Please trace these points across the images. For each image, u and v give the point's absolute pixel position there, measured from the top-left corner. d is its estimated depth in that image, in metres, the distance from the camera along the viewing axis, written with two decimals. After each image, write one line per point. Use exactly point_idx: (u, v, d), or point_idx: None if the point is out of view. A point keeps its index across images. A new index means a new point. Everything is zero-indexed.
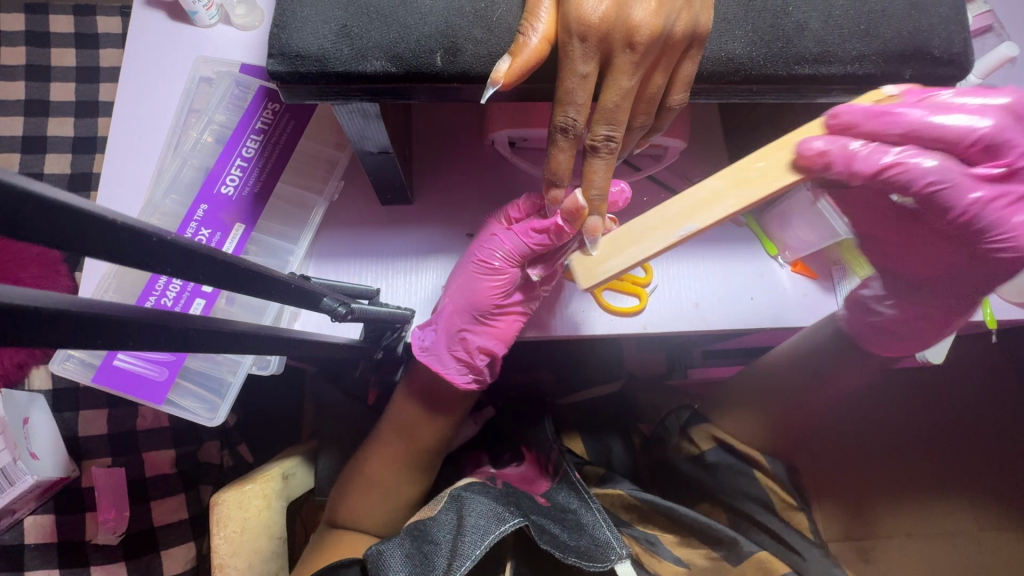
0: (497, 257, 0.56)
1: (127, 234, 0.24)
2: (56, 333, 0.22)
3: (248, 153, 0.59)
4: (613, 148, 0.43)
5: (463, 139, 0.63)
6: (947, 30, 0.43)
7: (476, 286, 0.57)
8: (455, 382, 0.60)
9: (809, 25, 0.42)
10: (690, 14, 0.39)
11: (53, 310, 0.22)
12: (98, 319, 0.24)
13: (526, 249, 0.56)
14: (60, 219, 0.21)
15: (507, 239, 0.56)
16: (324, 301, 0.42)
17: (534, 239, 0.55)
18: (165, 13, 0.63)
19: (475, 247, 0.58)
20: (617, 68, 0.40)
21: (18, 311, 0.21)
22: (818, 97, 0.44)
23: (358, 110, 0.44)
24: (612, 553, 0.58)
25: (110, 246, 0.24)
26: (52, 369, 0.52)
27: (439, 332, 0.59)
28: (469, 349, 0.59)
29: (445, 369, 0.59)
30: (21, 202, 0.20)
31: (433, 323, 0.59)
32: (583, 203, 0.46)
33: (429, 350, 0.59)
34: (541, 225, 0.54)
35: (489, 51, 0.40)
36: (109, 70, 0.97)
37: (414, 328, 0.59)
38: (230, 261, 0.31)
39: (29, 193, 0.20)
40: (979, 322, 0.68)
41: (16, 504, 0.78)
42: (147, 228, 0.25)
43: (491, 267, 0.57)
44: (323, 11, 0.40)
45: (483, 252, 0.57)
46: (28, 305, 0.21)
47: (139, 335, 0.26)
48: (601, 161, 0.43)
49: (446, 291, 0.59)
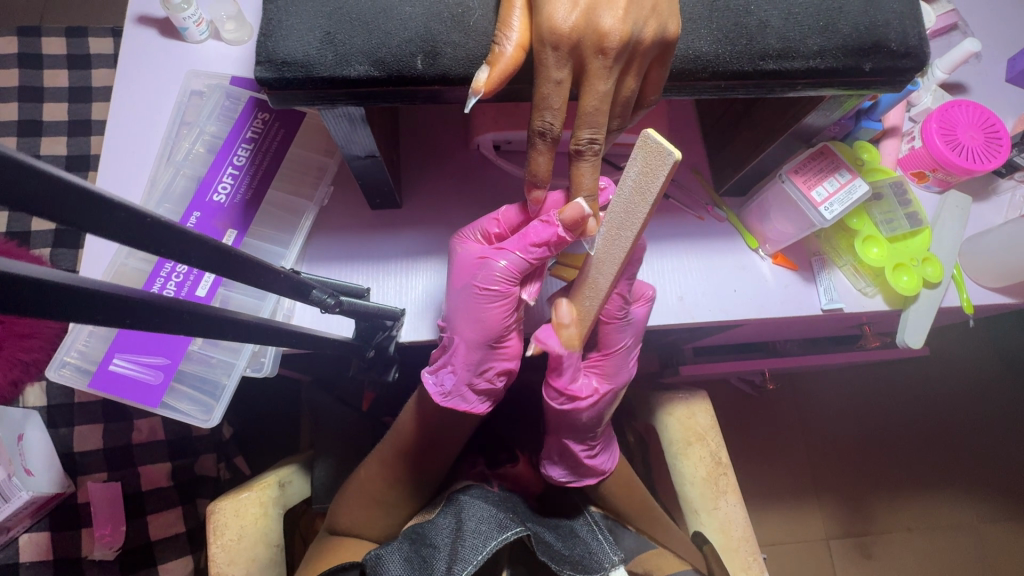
0: (497, 280, 0.54)
1: (124, 215, 0.27)
2: (66, 302, 0.25)
3: (239, 161, 0.61)
4: (597, 151, 0.45)
5: (449, 143, 0.65)
6: (903, 24, 0.45)
7: (481, 314, 0.55)
8: (481, 411, 0.59)
9: (770, 23, 0.44)
10: (657, 22, 0.41)
11: (52, 282, 0.24)
12: (103, 296, 0.27)
13: (527, 264, 0.54)
14: (67, 197, 0.24)
15: (502, 259, 0.54)
16: (314, 293, 0.44)
17: (535, 252, 0.53)
18: (156, 31, 0.65)
19: (469, 277, 0.55)
20: (592, 74, 0.41)
21: (19, 282, 0.23)
22: (784, 92, 0.46)
23: (344, 114, 0.46)
24: (605, 559, 0.63)
25: (111, 223, 0.26)
26: (48, 376, 0.53)
27: (457, 371, 0.57)
28: (489, 377, 0.58)
29: (470, 405, 0.58)
30: (31, 178, 0.23)
31: (444, 365, 0.58)
32: (588, 211, 0.47)
33: (450, 392, 0.58)
34: (539, 238, 0.52)
35: (468, 54, 0.42)
36: (102, 90, 0.98)
37: (428, 375, 0.58)
38: (222, 249, 0.33)
39: (42, 172, 0.23)
40: (957, 308, 0.70)
41: (11, 521, 0.78)
42: (144, 211, 0.28)
43: (493, 291, 0.55)
44: (307, 21, 0.41)
45: (480, 279, 0.54)
46: (31, 277, 0.23)
47: (142, 315, 0.29)
48: (588, 163, 0.45)
49: (452, 327, 0.57)
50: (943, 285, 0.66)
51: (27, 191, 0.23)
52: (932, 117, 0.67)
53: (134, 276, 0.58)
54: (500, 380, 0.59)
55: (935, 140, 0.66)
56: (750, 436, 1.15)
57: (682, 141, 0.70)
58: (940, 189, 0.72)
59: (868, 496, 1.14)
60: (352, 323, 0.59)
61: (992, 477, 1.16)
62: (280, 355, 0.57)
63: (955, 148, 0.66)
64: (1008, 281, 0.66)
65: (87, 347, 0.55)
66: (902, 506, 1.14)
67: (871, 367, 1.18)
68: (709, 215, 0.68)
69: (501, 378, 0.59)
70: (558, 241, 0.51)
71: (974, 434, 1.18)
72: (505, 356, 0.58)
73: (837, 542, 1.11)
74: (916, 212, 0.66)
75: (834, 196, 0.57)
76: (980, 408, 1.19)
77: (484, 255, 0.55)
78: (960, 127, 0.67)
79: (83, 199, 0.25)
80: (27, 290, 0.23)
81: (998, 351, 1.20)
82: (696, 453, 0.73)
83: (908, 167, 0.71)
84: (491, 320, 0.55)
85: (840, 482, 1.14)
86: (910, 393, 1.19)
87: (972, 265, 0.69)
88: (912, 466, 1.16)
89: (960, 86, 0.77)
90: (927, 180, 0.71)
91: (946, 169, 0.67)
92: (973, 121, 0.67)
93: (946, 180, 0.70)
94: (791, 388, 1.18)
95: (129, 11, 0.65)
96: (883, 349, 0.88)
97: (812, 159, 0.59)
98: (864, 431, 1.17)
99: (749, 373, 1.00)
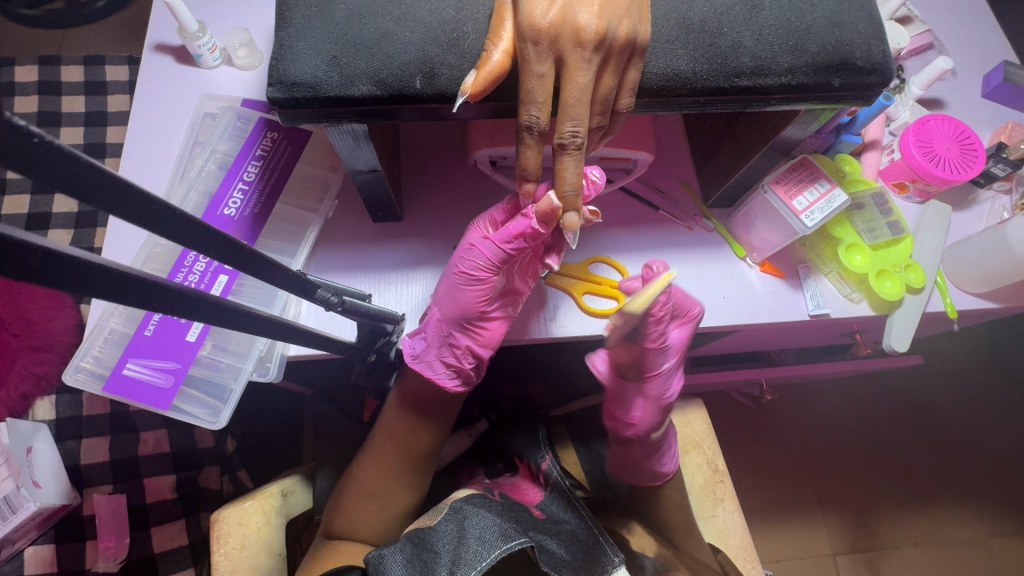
0: (477, 265, 0.57)
1: (160, 209, 0.30)
2: (96, 280, 0.28)
3: (249, 178, 0.64)
4: (580, 144, 0.46)
5: (448, 159, 0.69)
6: (867, 44, 0.48)
7: (458, 293, 0.58)
8: (445, 387, 0.62)
9: (743, 43, 0.47)
10: (630, 22, 0.44)
11: (83, 261, 0.27)
12: (132, 279, 0.29)
13: (505, 254, 0.56)
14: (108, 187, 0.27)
15: (485, 247, 0.56)
16: (319, 292, 0.46)
17: (510, 245, 0.56)
18: (173, 58, 0.69)
19: (456, 257, 0.58)
20: (572, 66, 0.44)
21: (58, 258, 0.26)
22: (760, 105, 0.50)
23: (349, 131, 0.49)
24: (608, 559, 0.61)
25: (145, 213, 0.29)
26: (65, 380, 0.55)
27: (430, 340, 0.61)
28: (458, 356, 0.61)
29: (435, 375, 0.62)
30: (85, 169, 0.26)
31: (422, 332, 0.61)
32: (558, 203, 0.49)
33: (419, 356, 0.61)
34: (516, 232, 0.54)
35: (461, 74, 0.45)
36: (117, 114, 1.03)
37: (404, 338, 0.61)
38: (240, 245, 0.36)
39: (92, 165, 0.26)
40: (942, 313, 0.72)
41: (17, 533, 0.79)
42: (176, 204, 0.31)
43: (473, 275, 0.58)
44: (314, 45, 0.45)
45: (463, 262, 0.57)
46: (69, 255, 0.26)
47: (162, 297, 0.32)
48: (571, 158, 0.46)
49: (434, 302, 0.61)
50: (926, 290, 0.68)
51: (80, 179, 0.26)
52: (909, 131, 0.70)
53: None
54: (468, 362, 0.62)
55: (913, 152, 0.69)
56: (751, 448, 1.16)
57: (671, 155, 0.74)
58: (921, 199, 0.74)
59: (872, 508, 1.14)
60: (355, 327, 0.62)
61: (995, 488, 1.16)
62: (285, 359, 0.58)
63: (932, 160, 0.69)
64: (990, 287, 0.69)
65: (102, 353, 0.57)
66: (906, 519, 1.13)
67: (867, 378, 1.20)
68: (698, 225, 0.71)
69: (470, 359, 0.62)
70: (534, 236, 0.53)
71: (974, 444, 1.18)
72: (476, 340, 0.61)
73: (843, 558, 1.10)
74: (898, 220, 0.69)
75: (815, 205, 0.60)
76: (979, 417, 1.19)
77: (475, 239, 0.58)
78: (936, 140, 0.70)
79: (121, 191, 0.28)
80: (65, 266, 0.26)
81: (995, 360, 1.21)
82: (693, 460, 0.74)
83: (889, 179, 0.74)
84: (466, 301, 0.58)
85: (843, 494, 1.14)
86: (909, 402, 1.20)
87: (953, 270, 0.71)
88: (915, 477, 1.16)
89: (937, 102, 0.81)
90: (908, 191, 0.74)
91: (925, 179, 0.70)
92: (948, 134, 0.70)
93: (925, 190, 0.72)
94: (790, 399, 1.19)
95: (147, 39, 0.69)
96: (877, 357, 0.89)
97: (793, 170, 0.62)
98: (865, 441, 1.17)
99: (746, 383, 1.01)
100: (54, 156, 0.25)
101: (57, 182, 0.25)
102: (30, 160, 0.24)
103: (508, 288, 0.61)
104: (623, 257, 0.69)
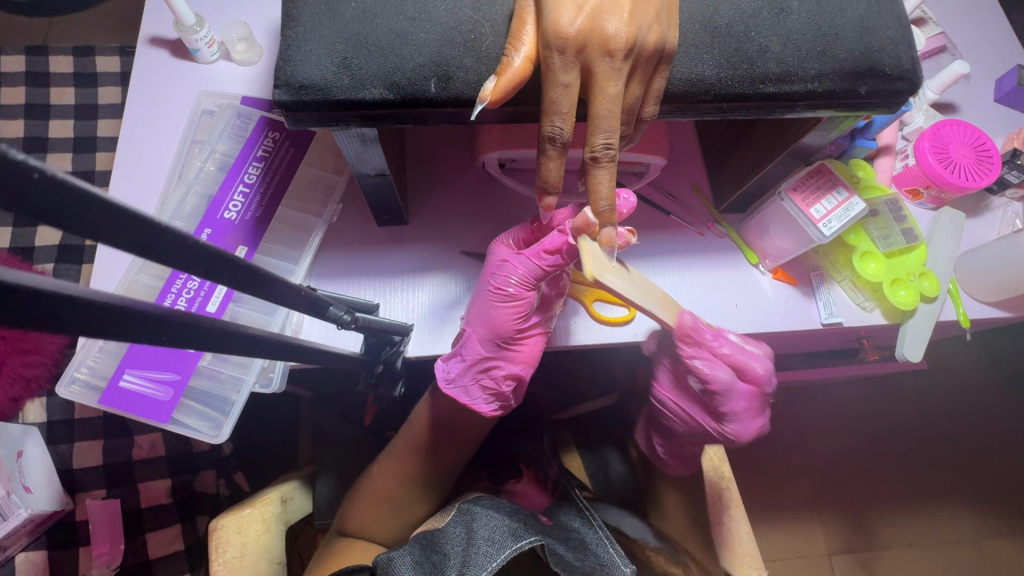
0: (513, 283, 0.56)
1: (169, 237, 0.28)
2: (91, 317, 0.26)
3: (250, 179, 0.62)
4: (613, 157, 0.44)
5: (455, 161, 0.67)
6: (896, 50, 0.47)
7: (494, 313, 0.57)
8: (482, 411, 0.61)
9: (770, 49, 0.46)
10: (659, 29, 0.43)
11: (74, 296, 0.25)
12: (131, 312, 0.28)
13: (542, 271, 0.56)
14: (111, 220, 0.26)
15: (521, 264, 0.56)
16: (331, 310, 0.44)
17: (547, 261, 0.55)
18: (169, 52, 0.66)
19: (488, 275, 0.58)
20: (600, 76, 0.42)
21: (49, 298, 0.24)
22: (785, 113, 0.48)
23: (358, 134, 0.47)
24: (617, 570, 0.57)
25: (150, 243, 0.28)
26: (59, 392, 0.53)
27: (466, 363, 0.59)
28: (496, 379, 0.60)
29: (472, 400, 0.60)
30: (88, 205, 0.24)
31: (457, 354, 0.60)
32: (593, 218, 0.49)
33: (455, 380, 0.60)
34: (553, 246, 0.54)
35: (478, 77, 0.43)
36: (109, 107, 1.00)
37: (439, 362, 0.60)
38: (251, 268, 0.34)
39: (94, 199, 0.24)
40: (953, 322, 0.71)
41: (8, 540, 0.77)
42: (186, 235, 0.29)
43: (507, 293, 0.57)
44: (324, 45, 0.43)
45: (497, 280, 0.57)
46: (61, 293, 0.25)
47: (165, 328, 0.30)
48: (604, 171, 0.45)
49: (467, 323, 0.59)
50: (939, 300, 0.67)
51: (81, 214, 0.24)
52: (925, 136, 0.69)
53: (143, 293, 0.59)
54: (506, 385, 0.60)
55: (929, 158, 0.68)
56: (751, 450, 1.16)
57: (683, 159, 0.72)
58: (934, 206, 0.73)
59: (869, 509, 1.14)
60: (359, 339, 0.60)
61: (992, 491, 1.16)
62: (288, 371, 0.57)
63: (949, 167, 0.68)
64: (1003, 296, 0.68)
65: (97, 363, 0.55)
66: (904, 521, 1.14)
67: (867, 380, 1.20)
68: (709, 231, 0.69)
69: (508, 382, 0.60)
70: (570, 250, 0.53)
71: (972, 447, 1.18)
72: (513, 360, 0.60)
73: (839, 558, 1.11)
74: (911, 227, 0.68)
75: (832, 213, 0.58)
76: (977, 421, 1.20)
77: (505, 255, 0.58)
78: (952, 146, 0.69)
79: (124, 224, 0.26)
80: (59, 304, 0.25)
81: (994, 363, 1.22)
82: None
83: (902, 185, 0.73)
84: (502, 320, 0.57)
85: (841, 495, 1.15)
86: (909, 406, 1.19)
87: (967, 279, 0.71)
88: (913, 479, 1.16)
89: (951, 106, 0.79)
90: (922, 198, 0.73)
91: (940, 186, 0.69)
92: (965, 140, 0.69)
93: (939, 197, 0.71)
94: (791, 401, 1.18)
95: (141, 32, 0.66)
96: (881, 363, 0.89)
97: (810, 177, 0.60)
98: (864, 444, 1.17)
99: (749, 387, 1.01)
100: (53, 193, 0.23)
101: (55, 218, 0.24)
102: (29, 198, 0.23)
103: (541, 304, 0.60)
104: (636, 265, 0.67)
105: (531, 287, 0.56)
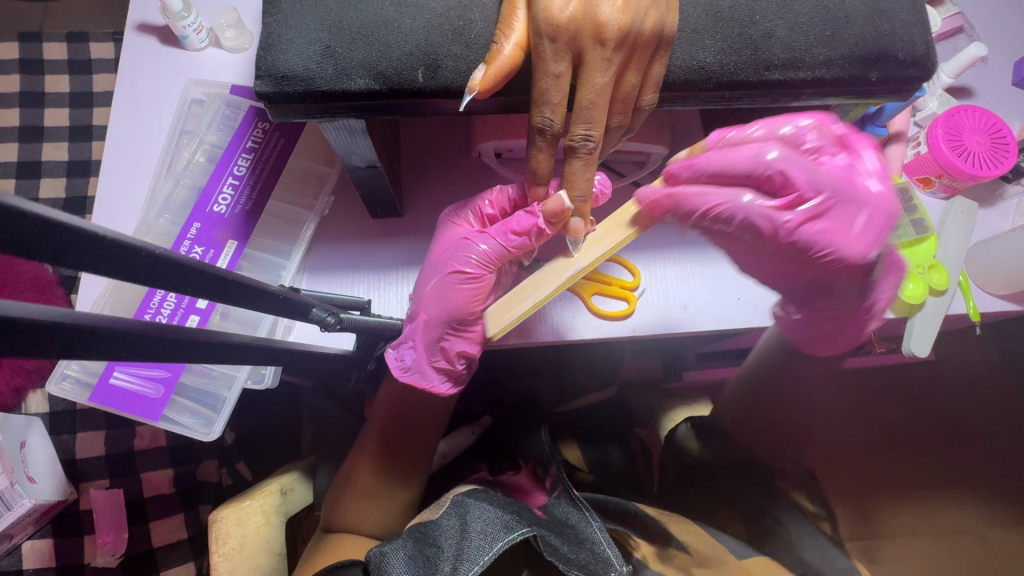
0: (473, 263, 0.54)
1: (124, 250, 0.26)
2: (59, 341, 0.25)
3: (239, 172, 0.61)
4: (592, 148, 0.44)
5: (451, 150, 0.65)
6: (910, 34, 0.45)
7: (453, 294, 0.54)
8: (440, 393, 0.58)
9: (776, 33, 0.43)
10: (657, 14, 0.41)
11: (39, 321, 0.24)
12: (88, 332, 0.26)
13: (503, 250, 0.54)
14: (57, 236, 0.24)
15: (483, 241, 0.54)
16: (313, 311, 0.44)
17: (513, 241, 0.53)
18: (157, 39, 0.65)
19: (448, 254, 0.55)
20: (590, 65, 0.41)
21: (13, 323, 0.23)
22: (790, 102, 0.46)
23: (345, 126, 0.45)
24: (612, 568, 0.57)
25: (108, 259, 0.26)
26: (50, 388, 0.53)
27: (418, 347, 0.56)
28: (450, 359, 0.56)
29: (428, 383, 0.57)
30: (17, 221, 0.22)
31: (407, 341, 0.57)
32: (569, 206, 0.47)
33: (410, 368, 0.56)
34: (520, 226, 0.52)
35: (467, 66, 0.41)
36: (103, 95, 0.98)
37: (389, 349, 0.57)
38: (219, 275, 0.32)
39: (25, 212, 0.22)
40: (964, 315, 0.69)
41: (14, 529, 0.77)
42: (139, 245, 0.27)
43: (465, 272, 0.54)
44: (307, 33, 0.41)
45: (457, 259, 0.54)
46: (23, 318, 0.23)
47: (137, 346, 0.28)
48: (581, 161, 0.45)
49: (419, 306, 0.56)
50: (949, 293, 0.65)
51: (18, 235, 0.22)
52: (938, 123, 0.66)
53: (134, 289, 0.58)
54: (460, 363, 0.57)
55: (941, 145, 0.65)
56: None
57: (687, 147, 0.70)
58: (946, 195, 0.71)
59: (874, 501, 1.12)
60: (352, 336, 0.60)
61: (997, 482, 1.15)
62: (280, 369, 0.57)
63: (961, 154, 0.65)
64: (1015, 289, 0.66)
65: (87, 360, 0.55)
66: (909, 509, 1.12)
67: (871, 371, 1.18)
68: None
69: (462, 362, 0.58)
70: (538, 232, 0.51)
71: (978, 440, 1.17)
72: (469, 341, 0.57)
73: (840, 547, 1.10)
74: (922, 218, 0.67)
75: None
76: (982, 411, 1.18)
77: (467, 236, 0.56)
78: (965, 133, 0.66)
79: (72, 237, 0.24)
80: (15, 331, 0.23)
81: (1004, 356, 1.19)
82: None
83: (913, 173, 0.70)
84: (461, 301, 0.54)
85: (843, 485, 1.13)
86: (914, 396, 1.18)
87: (977, 271, 0.68)
88: (916, 468, 1.15)
89: (965, 90, 0.76)
90: (933, 187, 0.70)
91: (952, 175, 0.66)
92: (979, 126, 0.66)
93: (951, 186, 0.69)
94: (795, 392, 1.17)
95: (128, 19, 0.64)
96: (886, 354, 0.87)
97: None
98: (868, 433, 1.16)
99: None
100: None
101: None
102: None
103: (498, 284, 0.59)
104: (632, 256, 0.66)
105: (493, 266, 0.55)
